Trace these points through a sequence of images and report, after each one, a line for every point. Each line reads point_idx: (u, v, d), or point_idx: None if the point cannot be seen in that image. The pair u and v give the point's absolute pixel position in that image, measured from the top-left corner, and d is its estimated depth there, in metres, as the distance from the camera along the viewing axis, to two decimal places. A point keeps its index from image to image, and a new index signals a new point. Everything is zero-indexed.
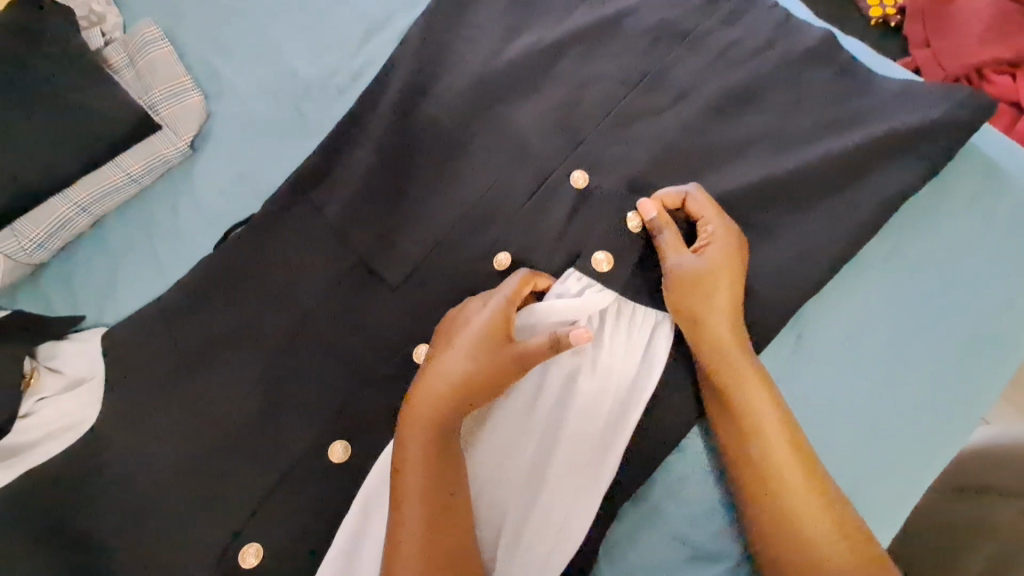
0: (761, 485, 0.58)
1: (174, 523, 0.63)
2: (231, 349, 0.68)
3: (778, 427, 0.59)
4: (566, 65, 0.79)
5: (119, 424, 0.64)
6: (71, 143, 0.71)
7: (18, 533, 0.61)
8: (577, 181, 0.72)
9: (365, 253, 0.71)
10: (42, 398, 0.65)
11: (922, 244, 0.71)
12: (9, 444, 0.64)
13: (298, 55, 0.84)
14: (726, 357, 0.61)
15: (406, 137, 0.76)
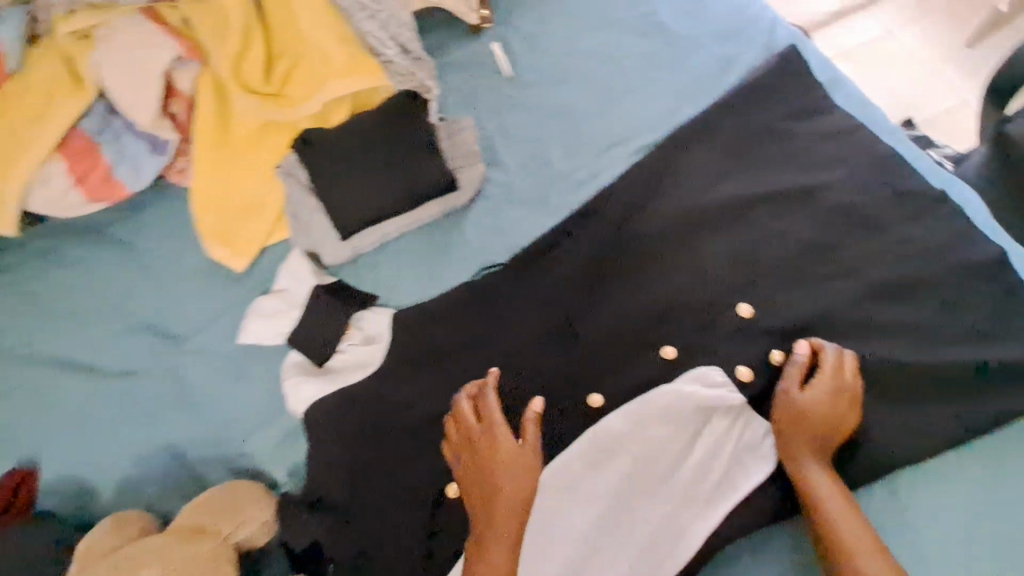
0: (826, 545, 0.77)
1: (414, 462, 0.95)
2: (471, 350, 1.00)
3: (856, 524, 0.77)
4: (759, 215, 1.00)
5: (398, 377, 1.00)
6: (406, 188, 1.06)
7: (321, 425, 0.97)
8: (742, 313, 0.94)
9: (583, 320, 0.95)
10: (351, 342, 1.04)
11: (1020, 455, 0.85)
12: (329, 366, 1.03)
13: (555, 152, 1.16)
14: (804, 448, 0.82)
15: (621, 240, 1.03)
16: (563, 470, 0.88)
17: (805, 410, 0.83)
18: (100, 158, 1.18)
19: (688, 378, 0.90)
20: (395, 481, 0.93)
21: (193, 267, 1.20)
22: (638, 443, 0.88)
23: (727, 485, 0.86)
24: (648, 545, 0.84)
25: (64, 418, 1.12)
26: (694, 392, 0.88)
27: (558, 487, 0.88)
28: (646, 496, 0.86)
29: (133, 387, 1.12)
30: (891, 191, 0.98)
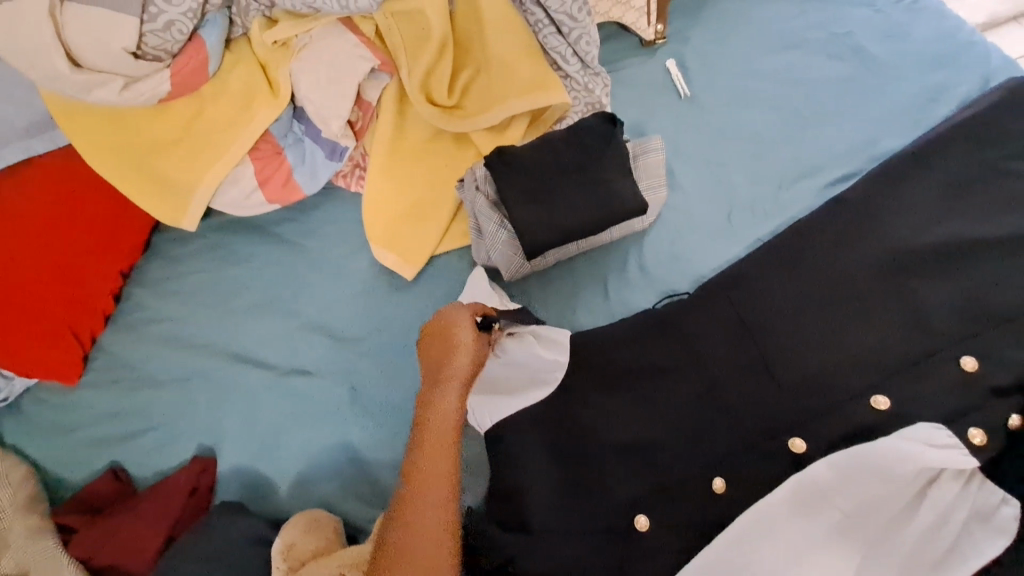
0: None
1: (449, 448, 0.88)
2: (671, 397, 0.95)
3: None
4: (982, 262, 0.94)
5: (446, 348, 0.93)
6: (593, 208, 1.03)
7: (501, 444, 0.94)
8: (965, 365, 0.88)
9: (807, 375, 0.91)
10: (513, 354, 0.98)
11: None
12: (496, 383, 0.98)
13: (738, 179, 1.12)
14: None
15: (823, 275, 0.97)
16: (769, 514, 0.84)
17: None
18: (284, 161, 1.25)
19: (909, 434, 0.84)
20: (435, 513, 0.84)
21: (364, 273, 1.24)
22: (853, 497, 0.83)
23: (959, 557, 0.77)
24: None
25: (241, 409, 1.18)
26: (919, 452, 0.82)
27: (764, 532, 0.83)
28: (858, 557, 0.80)
29: (309, 387, 1.16)
30: None
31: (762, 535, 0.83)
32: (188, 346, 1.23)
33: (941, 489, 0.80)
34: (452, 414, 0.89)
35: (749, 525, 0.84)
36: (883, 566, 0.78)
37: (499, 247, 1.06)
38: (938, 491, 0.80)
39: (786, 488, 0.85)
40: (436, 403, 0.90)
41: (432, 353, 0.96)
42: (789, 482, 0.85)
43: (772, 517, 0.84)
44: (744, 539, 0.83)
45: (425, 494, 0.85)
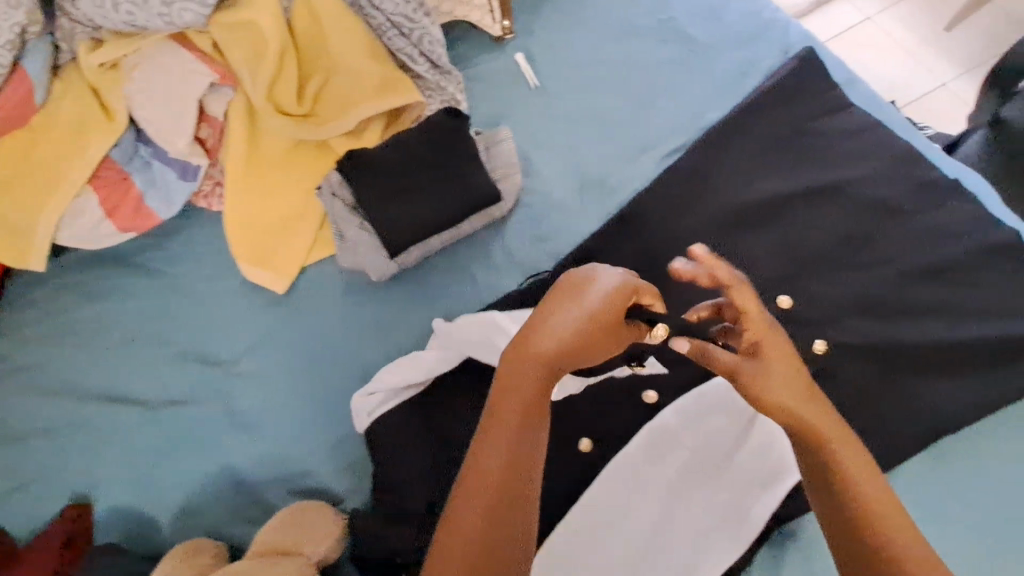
0: (844, 499, 0.70)
1: (503, 454, 0.69)
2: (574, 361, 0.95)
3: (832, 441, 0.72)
4: (791, 212, 1.06)
5: (573, 319, 0.71)
6: (448, 200, 1.07)
7: (380, 439, 0.96)
8: (782, 303, 1.00)
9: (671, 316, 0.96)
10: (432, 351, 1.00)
11: None
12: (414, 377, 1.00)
13: (589, 158, 1.18)
14: (788, 407, 0.73)
15: (662, 241, 1.08)
16: (628, 463, 0.92)
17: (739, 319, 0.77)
18: (132, 186, 1.20)
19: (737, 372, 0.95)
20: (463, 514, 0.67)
21: (234, 292, 1.20)
22: (696, 434, 0.93)
23: (780, 472, 0.89)
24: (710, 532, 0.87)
25: (113, 450, 1.12)
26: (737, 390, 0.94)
27: (624, 480, 0.91)
28: (702, 486, 0.90)
29: (186, 416, 1.12)
30: (914, 183, 1.05)
31: (622, 482, 0.91)
32: (46, 395, 1.15)
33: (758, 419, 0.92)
34: (513, 414, 0.71)
35: (611, 474, 0.92)
36: (723, 490, 0.89)
37: (361, 249, 1.07)
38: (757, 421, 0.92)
39: (640, 435, 0.94)
40: (502, 408, 0.71)
41: (505, 360, 0.73)
42: (641, 431, 0.94)
43: (630, 464, 0.92)
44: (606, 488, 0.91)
45: (458, 513, 0.67)
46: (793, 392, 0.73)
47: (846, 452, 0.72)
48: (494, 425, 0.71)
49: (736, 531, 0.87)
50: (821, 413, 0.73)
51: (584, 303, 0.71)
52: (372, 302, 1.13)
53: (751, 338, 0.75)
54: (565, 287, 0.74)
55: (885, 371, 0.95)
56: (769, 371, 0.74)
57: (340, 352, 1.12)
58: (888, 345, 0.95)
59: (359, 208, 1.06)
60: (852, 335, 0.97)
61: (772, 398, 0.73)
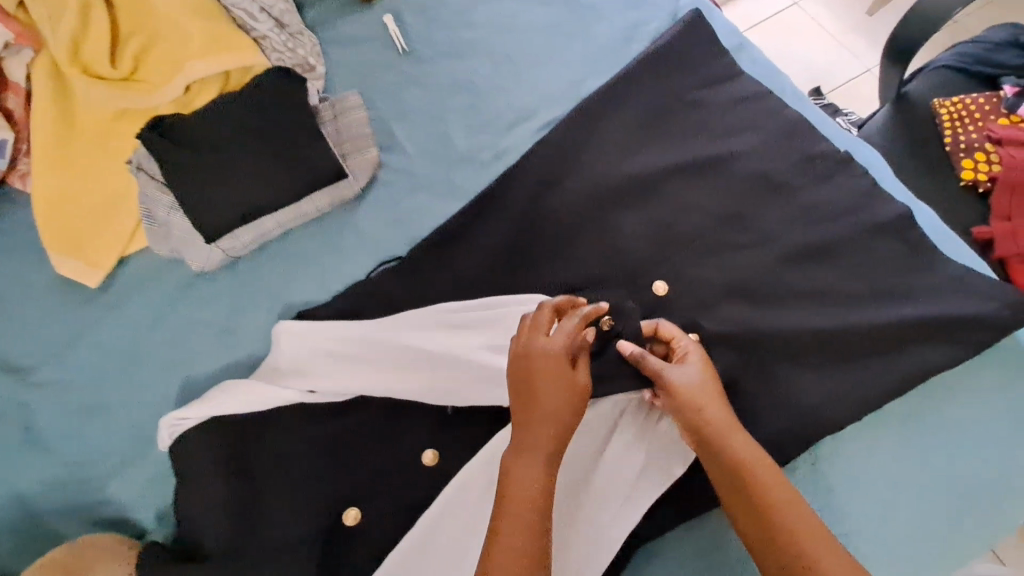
0: (770, 527, 0.66)
1: (526, 503, 0.67)
2: (439, 356, 0.85)
3: (758, 465, 0.69)
4: (671, 188, 0.95)
5: (530, 379, 0.72)
6: (281, 176, 0.92)
7: (193, 457, 0.82)
8: (658, 290, 0.89)
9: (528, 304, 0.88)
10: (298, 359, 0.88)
11: (939, 412, 0.84)
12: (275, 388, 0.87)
13: (457, 132, 1.05)
14: (714, 426, 0.72)
15: (530, 224, 0.96)
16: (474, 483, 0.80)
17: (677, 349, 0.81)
18: None
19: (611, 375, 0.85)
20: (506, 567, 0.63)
21: (36, 288, 1.01)
22: None
23: (642, 484, 0.81)
24: (562, 552, 0.77)
25: None
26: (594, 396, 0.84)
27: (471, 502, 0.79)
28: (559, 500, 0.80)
29: None
30: (802, 155, 0.95)
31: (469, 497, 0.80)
32: None
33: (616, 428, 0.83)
34: (537, 464, 0.69)
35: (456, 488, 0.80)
36: (579, 505, 0.80)
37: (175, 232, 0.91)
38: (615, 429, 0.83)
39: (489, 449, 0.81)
40: (535, 458, 0.69)
41: (545, 417, 0.70)
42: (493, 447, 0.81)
43: (479, 477, 0.80)
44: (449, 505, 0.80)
45: (496, 569, 0.63)
46: (722, 414, 0.73)
47: (764, 471, 0.69)
48: (551, 473, 0.69)
49: (589, 551, 0.78)
50: (741, 436, 0.72)
51: (555, 343, 0.73)
52: (198, 298, 0.97)
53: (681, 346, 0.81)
54: (531, 333, 0.75)
55: (763, 362, 0.84)
56: (694, 389, 0.75)
57: (157, 357, 0.95)
58: (770, 333, 0.85)
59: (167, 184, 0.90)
60: (728, 323, 0.86)
61: (705, 419, 0.72)
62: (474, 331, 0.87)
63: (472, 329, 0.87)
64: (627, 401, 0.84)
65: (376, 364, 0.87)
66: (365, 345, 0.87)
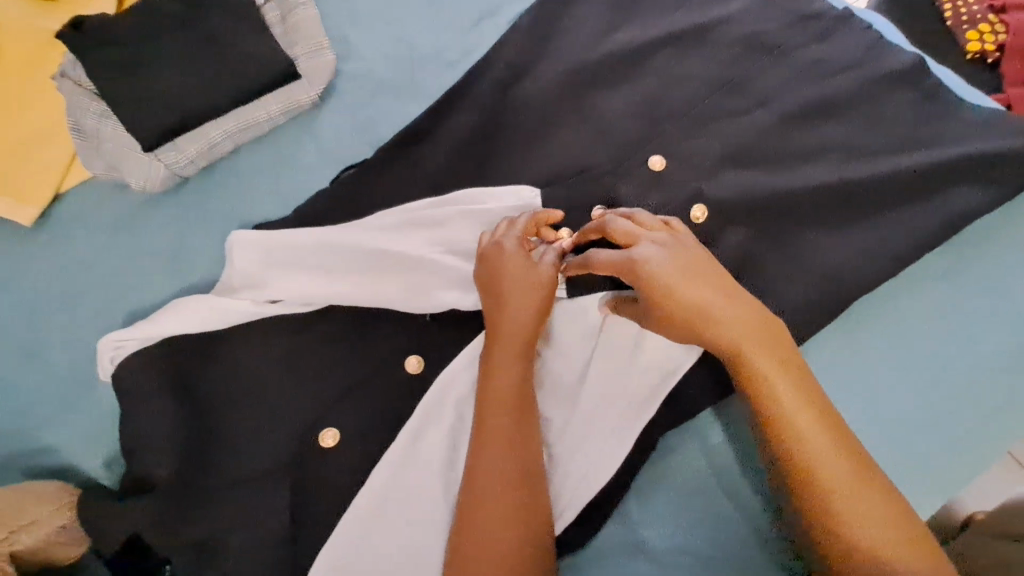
0: (798, 457, 0.57)
1: (510, 413, 0.63)
2: (408, 250, 0.74)
3: (789, 380, 0.60)
4: (658, 61, 0.86)
5: (496, 291, 0.68)
6: (229, 82, 0.86)
7: (139, 388, 0.72)
8: (654, 165, 0.79)
9: (504, 196, 0.79)
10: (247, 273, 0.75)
11: (961, 276, 0.78)
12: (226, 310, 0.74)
13: (418, 29, 0.94)
14: (750, 352, 0.61)
15: (505, 110, 0.85)
16: (459, 382, 0.71)
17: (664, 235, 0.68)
18: None
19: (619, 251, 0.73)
20: (488, 478, 0.60)
21: None
22: (553, 334, 0.72)
23: (661, 370, 0.69)
24: (568, 453, 0.68)
25: None
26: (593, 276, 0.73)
27: (455, 403, 0.70)
28: (560, 398, 0.70)
29: None
30: (796, 16, 0.86)
31: (456, 402, 0.70)
32: None
33: (625, 309, 0.71)
34: (510, 373, 0.65)
35: (441, 393, 0.71)
36: (584, 400, 0.70)
37: (109, 143, 0.85)
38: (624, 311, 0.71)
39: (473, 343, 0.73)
40: (503, 369, 0.65)
41: (513, 328, 0.66)
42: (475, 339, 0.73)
43: (465, 378, 0.71)
44: (436, 413, 0.70)
45: (477, 485, 0.61)
46: (760, 339, 0.61)
47: (800, 402, 0.59)
48: (522, 383, 0.65)
49: (602, 448, 0.68)
50: (778, 364, 0.61)
51: (515, 255, 0.69)
52: (139, 227, 0.87)
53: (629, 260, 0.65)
54: (492, 244, 0.70)
55: (775, 230, 0.75)
56: (721, 311, 0.62)
57: (96, 294, 0.84)
58: (780, 199, 0.76)
59: (97, 91, 0.85)
60: (734, 192, 0.77)
61: (740, 345, 0.61)
62: (446, 226, 0.76)
63: (447, 223, 0.76)
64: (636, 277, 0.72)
65: (343, 267, 0.74)
66: (327, 247, 0.74)
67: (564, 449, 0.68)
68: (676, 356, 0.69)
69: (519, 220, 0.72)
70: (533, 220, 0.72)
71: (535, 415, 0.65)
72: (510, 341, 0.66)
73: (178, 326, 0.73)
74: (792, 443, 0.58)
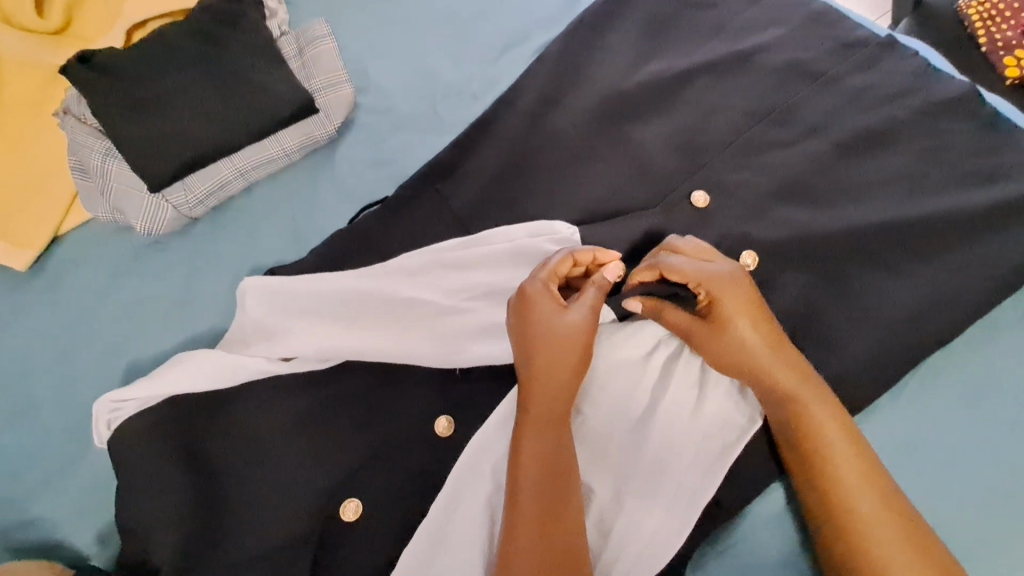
0: (852, 546, 0.53)
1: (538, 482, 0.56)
2: (440, 298, 0.69)
3: (856, 460, 0.56)
4: (695, 91, 0.81)
5: (531, 342, 0.60)
6: (243, 116, 0.81)
7: (142, 454, 0.65)
8: (697, 201, 0.74)
9: (542, 231, 0.71)
10: (262, 324, 0.69)
11: None
12: (238, 367, 0.67)
13: (439, 60, 0.90)
14: (814, 426, 0.58)
15: (535, 143, 0.80)
16: (493, 448, 0.62)
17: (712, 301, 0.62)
18: None
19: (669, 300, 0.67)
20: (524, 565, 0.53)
21: None
22: (602, 390, 0.64)
23: (724, 432, 0.62)
24: (624, 527, 0.61)
25: None
26: (642, 326, 0.66)
27: (491, 469, 0.62)
28: (613, 463, 0.63)
29: None
30: (835, 44, 0.82)
31: (493, 467, 0.62)
32: None
33: (679, 363, 0.64)
34: (537, 436, 0.58)
35: (476, 456, 0.62)
36: (640, 466, 0.62)
37: (112, 184, 0.80)
38: (678, 366, 0.64)
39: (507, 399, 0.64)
40: (533, 431, 0.58)
41: (539, 385, 0.59)
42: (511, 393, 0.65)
43: (501, 438, 0.63)
44: (471, 480, 0.62)
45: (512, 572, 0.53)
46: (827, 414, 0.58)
47: (862, 485, 0.55)
48: (550, 447, 0.58)
49: (661, 521, 0.61)
50: (848, 443, 0.57)
51: (545, 298, 0.61)
52: (143, 271, 0.81)
53: (715, 300, 0.61)
54: (523, 285, 0.63)
55: (833, 270, 0.70)
56: (789, 380, 0.59)
57: (94, 344, 0.78)
58: (835, 237, 0.71)
59: (102, 129, 0.80)
60: (786, 231, 0.72)
61: (804, 421, 0.58)
62: (479, 270, 0.70)
63: (479, 266, 0.70)
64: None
65: (369, 320, 0.69)
66: (352, 298, 0.68)
67: (617, 523, 0.61)
68: (737, 418, 0.63)
69: (552, 260, 0.64)
70: (568, 257, 0.64)
71: (570, 486, 0.57)
72: (547, 401, 0.58)
73: (188, 387, 0.66)
74: (846, 532, 0.54)
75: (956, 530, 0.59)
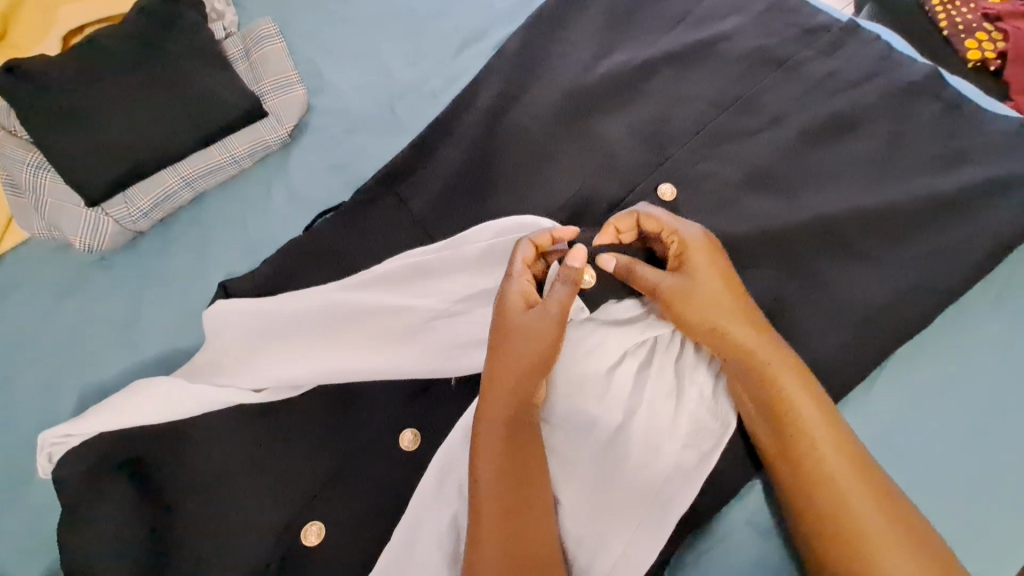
0: (837, 549, 0.52)
1: (505, 539, 0.54)
2: (409, 308, 0.65)
3: (838, 445, 0.55)
4: (658, 81, 0.79)
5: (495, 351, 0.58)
6: (187, 122, 0.77)
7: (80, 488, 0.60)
8: (664, 194, 0.72)
9: (527, 225, 0.66)
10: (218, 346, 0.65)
11: None
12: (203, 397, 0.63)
13: (395, 58, 0.87)
14: (806, 431, 0.55)
15: (496, 140, 0.77)
16: (459, 465, 0.60)
17: (686, 258, 0.61)
18: None
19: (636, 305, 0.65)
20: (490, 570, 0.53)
21: None
22: (571, 401, 0.62)
23: (696, 435, 0.60)
24: (597, 533, 0.59)
25: None
26: (609, 334, 0.63)
27: (458, 483, 0.59)
28: (583, 469, 0.61)
29: None
30: (797, 29, 0.81)
31: (460, 479, 0.59)
32: None
33: (650, 370, 0.62)
34: (494, 488, 0.55)
35: (442, 473, 0.60)
36: (614, 469, 0.60)
37: (47, 198, 0.76)
38: (649, 372, 0.62)
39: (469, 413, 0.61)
40: (484, 481, 0.55)
41: (490, 434, 0.56)
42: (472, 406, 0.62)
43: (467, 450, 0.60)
44: (437, 495, 0.59)
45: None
46: (814, 410, 0.56)
47: (846, 468, 0.54)
48: (506, 492, 0.55)
49: (639, 526, 0.58)
50: (831, 438, 0.55)
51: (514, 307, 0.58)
52: (89, 291, 0.76)
53: (685, 252, 0.62)
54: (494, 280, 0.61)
55: (804, 260, 0.68)
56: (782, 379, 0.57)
57: (35, 370, 0.73)
58: (804, 227, 0.69)
59: (31, 140, 0.76)
60: (753, 223, 0.70)
61: (796, 428, 0.56)
62: (447, 275, 0.66)
63: (449, 275, 0.66)
64: (655, 336, 0.64)
65: (330, 339, 0.65)
66: (312, 315, 0.65)
67: (590, 532, 0.59)
68: (711, 424, 0.61)
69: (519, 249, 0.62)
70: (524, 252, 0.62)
71: (538, 493, 0.57)
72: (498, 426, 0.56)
73: (145, 414, 0.61)
74: (832, 524, 0.53)
75: (938, 523, 0.58)
